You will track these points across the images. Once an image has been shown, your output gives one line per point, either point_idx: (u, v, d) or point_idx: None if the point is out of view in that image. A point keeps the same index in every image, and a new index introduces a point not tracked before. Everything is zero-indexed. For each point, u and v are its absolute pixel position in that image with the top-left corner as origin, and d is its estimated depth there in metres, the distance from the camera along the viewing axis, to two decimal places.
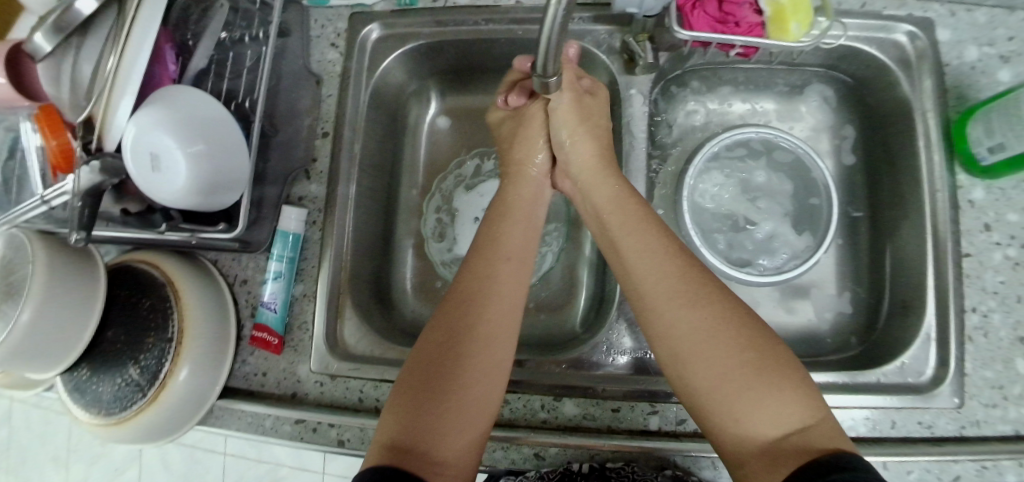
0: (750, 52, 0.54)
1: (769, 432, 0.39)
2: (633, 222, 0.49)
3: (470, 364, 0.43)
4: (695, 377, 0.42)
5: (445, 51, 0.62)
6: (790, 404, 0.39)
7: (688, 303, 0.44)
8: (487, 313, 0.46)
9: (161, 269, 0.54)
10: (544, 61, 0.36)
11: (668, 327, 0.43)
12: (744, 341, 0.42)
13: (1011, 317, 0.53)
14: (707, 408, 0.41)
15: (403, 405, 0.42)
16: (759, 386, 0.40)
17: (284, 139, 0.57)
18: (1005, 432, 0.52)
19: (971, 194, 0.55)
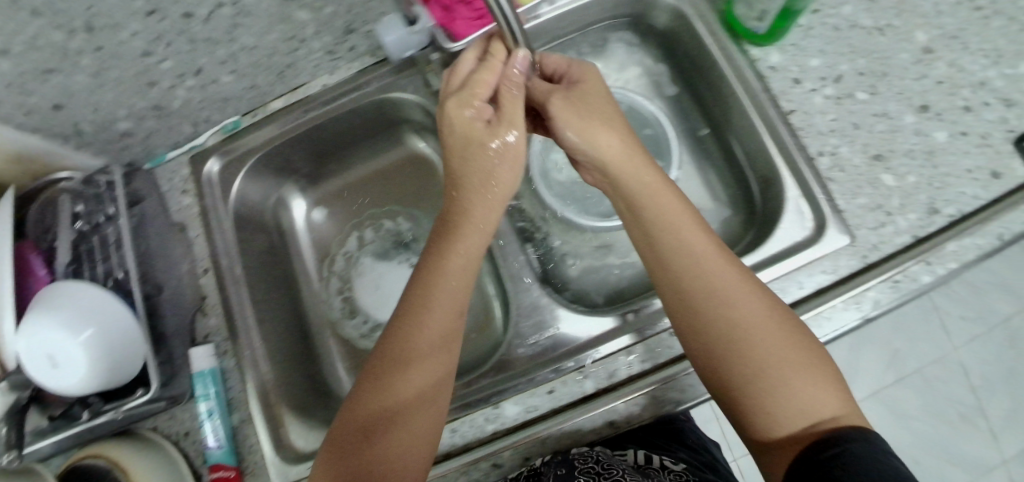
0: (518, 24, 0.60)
1: (800, 423, 0.43)
2: (669, 214, 0.49)
3: (438, 356, 0.46)
4: (732, 358, 0.45)
5: (283, 153, 0.66)
6: (824, 400, 0.43)
7: (750, 290, 0.47)
8: (444, 316, 0.46)
9: (105, 455, 0.56)
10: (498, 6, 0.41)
11: (741, 307, 0.46)
12: (795, 341, 0.45)
13: (857, 145, 0.57)
14: (741, 394, 0.45)
15: (340, 446, 0.44)
16: (801, 372, 0.44)
17: (170, 291, 0.61)
18: (903, 242, 0.56)
19: (769, 61, 0.59)
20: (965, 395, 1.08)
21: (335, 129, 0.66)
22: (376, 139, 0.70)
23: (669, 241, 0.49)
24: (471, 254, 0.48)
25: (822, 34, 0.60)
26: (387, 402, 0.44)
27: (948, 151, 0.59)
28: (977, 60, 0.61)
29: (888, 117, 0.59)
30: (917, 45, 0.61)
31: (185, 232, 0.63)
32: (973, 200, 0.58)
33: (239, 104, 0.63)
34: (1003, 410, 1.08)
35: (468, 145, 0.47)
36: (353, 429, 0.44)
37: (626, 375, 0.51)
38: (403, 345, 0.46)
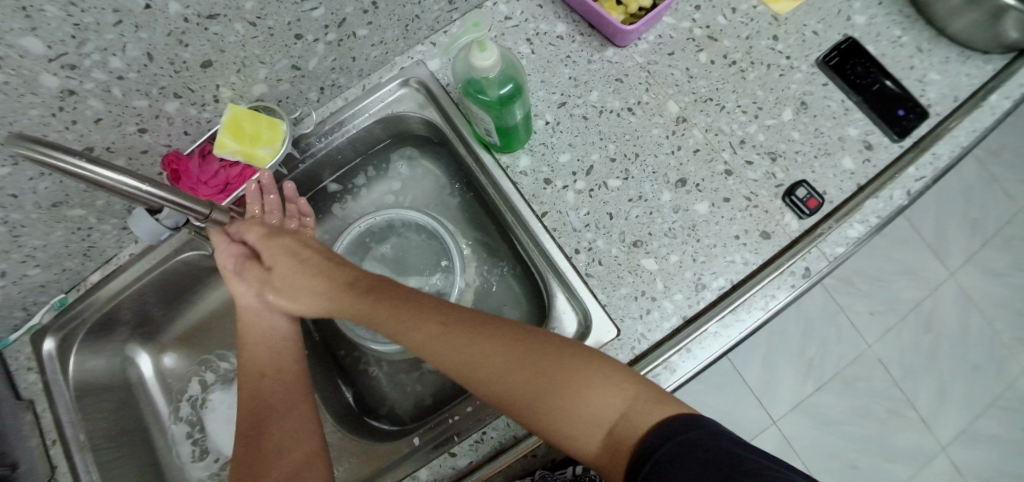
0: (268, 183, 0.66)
1: (605, 431, 0.41)
2: (389, 298, 0.52)
3: (283, 427, 0.50)
4: (513, 402, 0.44)
5: (115, 316, 0.71)
6: (609, 397, 0.42)
7: (484, 347, 0.47)
8: (274, 401, 0.51)
9: None
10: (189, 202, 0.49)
11: (483, 370, 0.46)
12: (547, 363, 0.45)
13: (614, 235, 0.58)
14: (548, 429, 0.43)
15: None
16: (573, 384, 0.43)
17: (23, 468, 0.66)
18: (668, 328, 0.56)
19: (518, 165, 0.60)
20: (891, 391, 1.08)
21: (154, 288, 0.72)
22: (199, 288, 0.77)
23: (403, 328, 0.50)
24: (267, 356, 0.55)
25: (572, 127, 0.61)
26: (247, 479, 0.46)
27: (711, 222, 0.59)
28: (736, 119, 0.62)
29: (645, 199, 0.59)
30: (671, 116, 0.62)
31: (32, 407, 0.68)
32: (743, 267, 0.58)
33: (61, 282, 0.69)
34: (930, 399, 1.08)
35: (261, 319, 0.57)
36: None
37: None
38: (246, 431, 0.50)
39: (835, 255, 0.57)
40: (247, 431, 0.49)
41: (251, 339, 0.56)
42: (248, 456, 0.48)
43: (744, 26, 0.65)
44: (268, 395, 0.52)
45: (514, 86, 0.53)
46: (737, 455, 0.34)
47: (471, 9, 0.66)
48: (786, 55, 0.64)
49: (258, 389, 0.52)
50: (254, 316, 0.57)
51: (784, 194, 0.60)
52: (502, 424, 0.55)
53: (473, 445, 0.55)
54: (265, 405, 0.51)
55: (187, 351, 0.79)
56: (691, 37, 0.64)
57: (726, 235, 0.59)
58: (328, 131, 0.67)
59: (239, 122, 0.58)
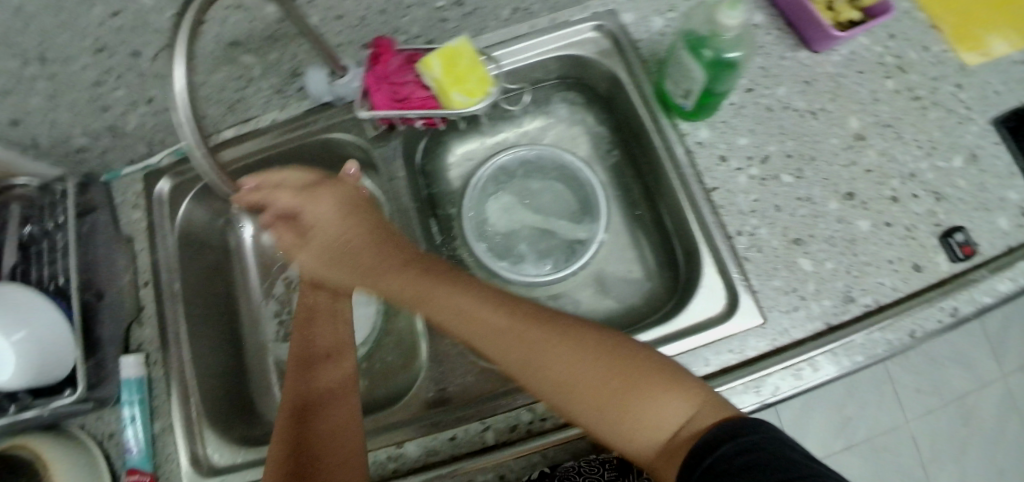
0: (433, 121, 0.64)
1: (660, 434, 0.42)
2: (412, 281, 0.56)
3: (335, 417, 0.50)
4: (572, 405, 0.45)
5: (234, 178, 0.70)
6: (664, 403, 0.43)
7: (531, 348, 0.48)
8: (327, 388, 0.54)
9: (28, 448, 0.58)
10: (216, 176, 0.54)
11: (541, 373, 0.47)
12: (605, 366, 0.45)
13: (776, 228, 0.59)
14: (611, 437, 0.44)
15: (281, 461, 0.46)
16: (632, 390, 0.44)
17: (109, 303, 0.64)
18: (813, 329, 0.57)
19: (697, 136, 0.60)
20: (915, 467, 1.10)
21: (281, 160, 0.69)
22: None
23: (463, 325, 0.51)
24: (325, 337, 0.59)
25: (755, 114, 0.61)
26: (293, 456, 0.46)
27: (870, 239, 0.59)
28: (910, 152, 0.62)
29: (812, 202, 0.60)
30: (850, 131, 0.62)
31: (129, 245, 0.66)
32: (891, 291, 0.58)
33: None
34: None
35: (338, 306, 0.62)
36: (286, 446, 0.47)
37: (524, 431, 0.55)
38: (299, 411, 0.51)
39: (982, 304, 0.57)
40: (298, 412, 0.50)
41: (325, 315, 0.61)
42: (298, 433, 0.48)
43: (931, 67, 0.65)
44: (325, 381, 0.54)
45: (739, 57, 0.52)
46: (794, 458, 0.34)
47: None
48: (966, 105, 0.63)
49: (315, 376, 0.55)
50: (325, 297, 0.63)
51: (941, 235, 0.59)
52: None
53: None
54: (318, 391, 0.53)
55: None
56: (882, 63, 0.65)
57: (883, 258, 0.59)
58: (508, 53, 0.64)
59: (458, 57, 0.56)
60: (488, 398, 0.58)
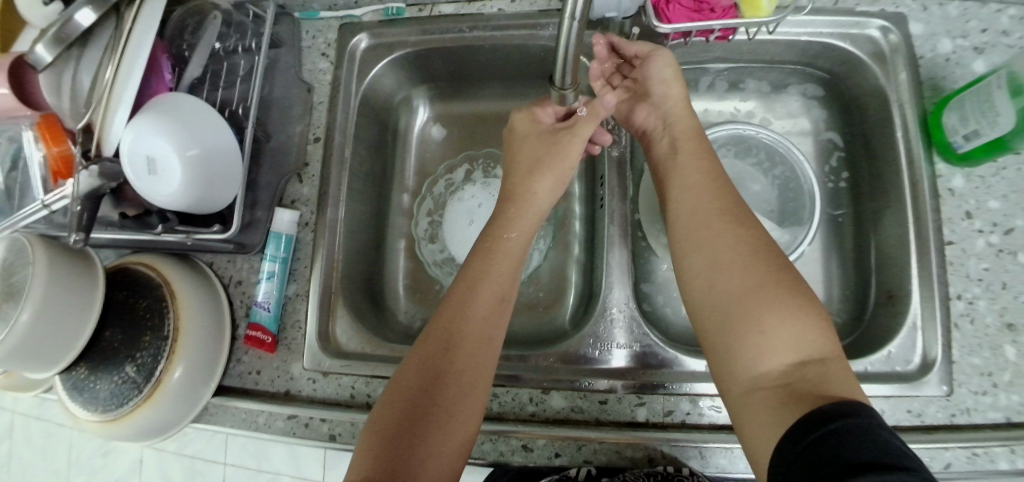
0: (728, 34, 0.54)
1: (803, 385, 0.37)
2: (692, 169, 0.50)
3: (464, 373, 0.44)
4: (736, 315, 0.42)
5: (432, 58, 0.64)
6: (818, 361, 0.38)
7: (740, 262, 0.43)
8: (473, 320, 0.46)
9: (157, 270, 0.56)
10: (562, 71, 0.38)
11: (727, 280, 0.43)
12: (791, 310, 0.40)
13: (996, 304, 0.55)
14: (736, 354, 0.41)
15: (397, 409, 0.43)
16: (794, 339, 0.39)
17: (276, 146, 0.60)
18: (997, 419, 0.53)
19: (951, 182, 0.55)
20: None
21: (490, 56, 0.64)
22: (506, 84, 0.69)
23: (677, 171, 0.50)
24: (502, 256, 0.50)
25: (1016, 180, 0.56)
26: (390, 437, 0.41)
27: None
28: None
29: None
30: None
31: (310, 94, 0.63)
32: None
33: None
34: None
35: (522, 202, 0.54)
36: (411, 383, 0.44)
37: (682, 420, 0.51)
38: (424, 365, 0.44)
39: None
40: (426, 364, 0.44)
41: (522, 217, 0.53)
42: (409, 396, 0.43)
43: None
44: (470, 323, 0.46)
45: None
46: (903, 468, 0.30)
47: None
48: None
49: (466, 315, 0.46)
50: (527, 221, 0.53)
51: None
52: None
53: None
54: (462, 322, 0.46)
55: (460, 133, 0.72)
56: None
57: None
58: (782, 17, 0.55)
59: None
60: (651, 372, 0.52)
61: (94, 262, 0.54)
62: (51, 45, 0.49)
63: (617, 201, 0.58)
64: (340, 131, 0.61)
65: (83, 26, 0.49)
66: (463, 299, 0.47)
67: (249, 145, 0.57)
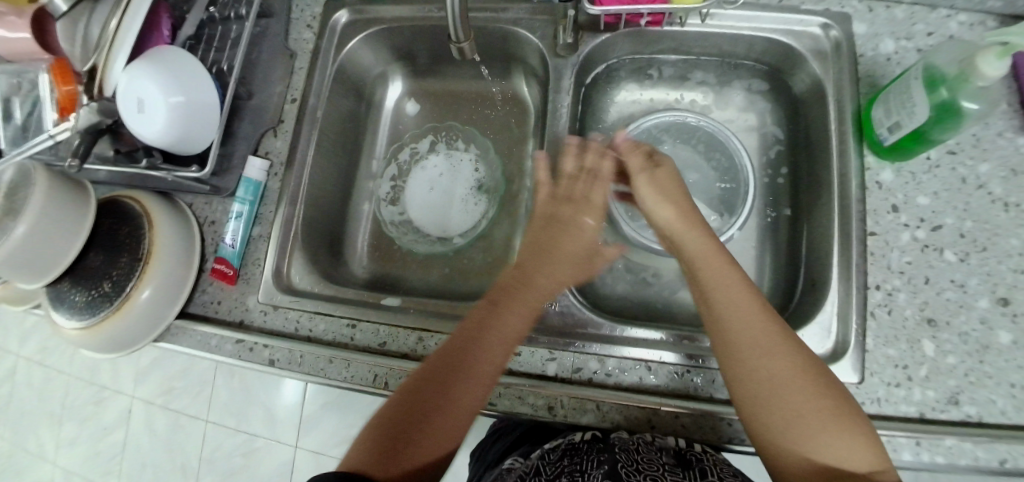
0: (659, 17, 0.59)
1: (828, 469, 0.40)
2: (716, 258, 0.50)
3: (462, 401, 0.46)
4: (776, 407, 0.42)
5: (404, 34, 0.69)
6: (859, 449, 0.40)
7: (768, 348, 0.44)
8: (473, 361, 0.47)
9: (141, 203, 0.63)
10: (454, 25, 0.44)
11: (756, 371, 0.44)
12: (828, 404, 0.41)
13: (917, 298, 0.55)
14: (773, 444, 0.42)
15: (384, 433, 0.44)
16: (823, 426, 0.41)
17: (257, 103, 0.67)
18: (910, 414, 0.52)
19: (880, 176, 0.57)
20: None
21: None
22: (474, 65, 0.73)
23: (698, 254, 0.51)
24: (518, 299, 0.50)
25: (946, 178, 0.57)
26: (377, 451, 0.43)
27: (1003, 355, 0.53)
28: None
29: (964, 290, 0.55)
30: None
31: (291, 60, 0.69)
32: (998, 414, 0.52)
33: None
34: None
35: (543, 248, 0.53)
36: (402, 412, 0.45)
37: (588, 378, 0.54)
38: (418, 386, 0.46)
39: None
40: (424, 381, 0.46)
41: (534, 249, 0.54)
42: (409, 412, 0.45)
43: None
44: (475, 361, 0.47)
45: (972, 108, 0.47)
46: None
47: (927, 3, 0.59)
48: None
49: (473, 355, 0.47)
50: (559, 259, 0.53)
51: None
52: (710, 376, 0.52)
53: (671, 374, 0.53)
54: (460, 364, 0.46)
55: (432, 109, 0.77)
56: None
57: (1004, 377, 0.53)
58: (719, 10, 0.59)
59: None
60: (564, 330, 0.56)
61: (87, 190, 0.61)
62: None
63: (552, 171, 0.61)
64: (314, 95, 0.67)
65: None
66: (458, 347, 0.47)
67: (229, 100, 0.63)
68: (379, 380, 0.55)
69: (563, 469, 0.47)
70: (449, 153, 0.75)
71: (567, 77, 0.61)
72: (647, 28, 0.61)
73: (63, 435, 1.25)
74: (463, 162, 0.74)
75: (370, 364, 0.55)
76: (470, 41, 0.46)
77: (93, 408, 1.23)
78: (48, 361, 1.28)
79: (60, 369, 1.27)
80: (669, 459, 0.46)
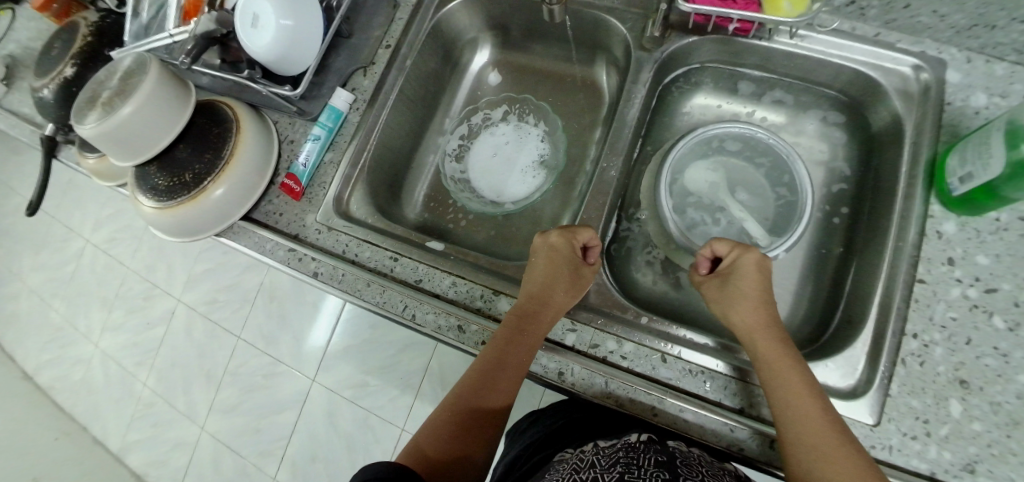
0: (748, 27, 0.59)
1: None
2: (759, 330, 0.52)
3: (499, 399, 0.53)
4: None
5: (498, 3, 0.72)
6: None
7: (811, 426, 0.45)
8: (508, 368, 0.53)
9: (234, 110, 0.69)
10: None
11: (800, 448, 0.45)
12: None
13: (954, 357, 0.53)
14: None
15: (438, 428, 0.52)
16: None
17: (354, 42, 0.72)
18: (920, 470, 0.50)
19: (942, 226, 0.55)
20: None
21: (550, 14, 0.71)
22: (561, 48, 0.76)
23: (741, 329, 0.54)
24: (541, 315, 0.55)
25: (1015, 245, 0.55)
26: (443, 434, 0.52)
27: None
28: None
29: (1006, 360, 0.52)
30: None
31: (392, 9, 0.73)
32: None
33: None
34: None
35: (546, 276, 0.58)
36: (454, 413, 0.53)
37: (602, 355, 0.55)
38: (479, 377, 0.54)
39: None
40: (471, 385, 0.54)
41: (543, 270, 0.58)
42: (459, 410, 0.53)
43: None
44: (508, 364, 0.53)
45: None
46: None
47: None
48: None
49: (505, 359, 0.53)
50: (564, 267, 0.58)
51: None
52: (721, 381, 0.53)
53: (683, 370, 0.53)
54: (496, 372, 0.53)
55: (510, 82, 0.80)
56: None
57: None
58: (811, 32, 0.60)
59: None
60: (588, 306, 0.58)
61: (188, 88, 0.68)
62: None
63: (608, 152, 0.63)
64: (407, 44, 0.71)
65: None
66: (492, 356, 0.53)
67: (331, 33, 0.68)
68: (408, 311, 0.58)
69: (621, 460, 0.48)
70: (517, 125, 0.78)
71: (646, 71, 0.63)
72: (734, 35, 0.61)
73: (109, 321, 1.36)
74: (531, 136, 0.77)
75: (404, 294, 0.59)
76: (561, 4, 0.56)
77: (142, 302, 1.34)
78: (112, 252, 1.40)
79: (120, 260, 1.38)
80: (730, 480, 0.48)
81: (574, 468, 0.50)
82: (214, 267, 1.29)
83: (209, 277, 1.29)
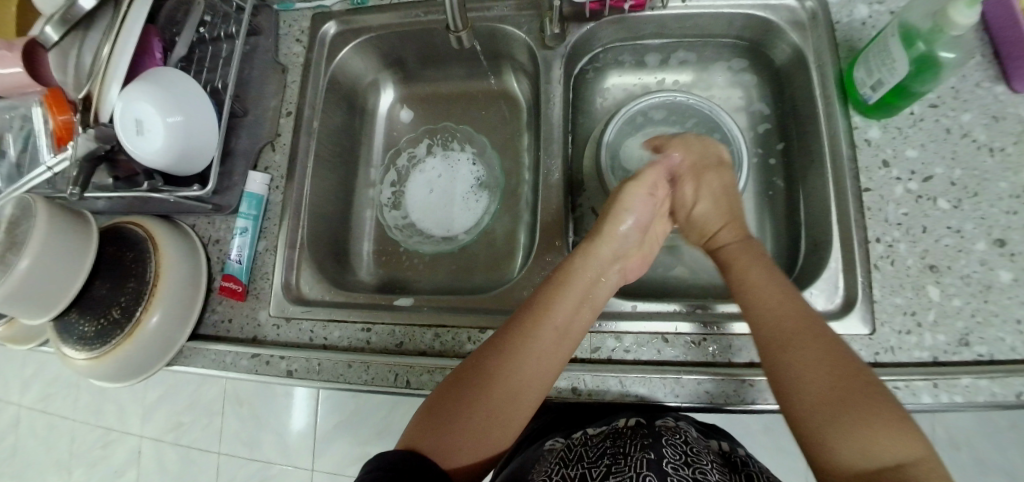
0: (641, 2, 0.61)
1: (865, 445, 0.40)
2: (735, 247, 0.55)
3: (509, 390, 0.47)
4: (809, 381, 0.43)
5: (391, 40, 0.70)
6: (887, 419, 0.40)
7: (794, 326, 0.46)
8: (524, 354, 0.48)
9: (145, 227, 0.63)
10: (451, 15, 0.50)
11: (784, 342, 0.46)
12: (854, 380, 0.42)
13: (917, 247, 0.56)
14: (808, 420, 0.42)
15: (430, 419, 0.47)
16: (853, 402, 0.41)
17: (251, 120, 0.68)
18: (923, 359, 0.53)
19: (867, 133, 0.58)
20: None
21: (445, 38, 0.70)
22: (465, 67, 0.75)
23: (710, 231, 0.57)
24: (568, 305, 0.51)
25: (932, 130, 0.58)
26: (433, 424, 0.46)
27: (1007, 293, 0.53)
28: None
29: (961, 235, 0.55)
30: None
31: (283, 74, 0.69)
32: (1008, 351, 0.52)
33: None
34: None
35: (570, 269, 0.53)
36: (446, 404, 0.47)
37: (606, 356, 0.54)
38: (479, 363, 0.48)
39: None
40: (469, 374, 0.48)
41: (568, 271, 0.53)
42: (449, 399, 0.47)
43: None
44: (520, 350, 0.48)
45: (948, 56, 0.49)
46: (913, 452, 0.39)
47: None
48: None
49: (518, 346, 0.48)
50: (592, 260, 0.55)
51: None
52: (725, 342, 0.53)
53: (688, 344, 0.53)
54: (506, 359, 0.48)
55: (425, 114, 0.78)
56: None
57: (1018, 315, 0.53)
58: None
59: None
60: None
61: (88, 219, 0.61)
62: (58, 26, 0.60)
63: (547, 156, 0.62)
64: (310, 107, 0.68)
65: (83, 8, 0.60)
66: (502, 345, 0.49)
67: (227, 118, 0.64)
68: (400, 378, 0.55)
69: (607, 451, 0.46)
70: (445, 153, 0.76)
71: (557, 68, 0.63)
72: (629, 13, 0.62)
73: None
74: (462, 160, 0.75)
75: (390, 363, 0.55)
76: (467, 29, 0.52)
77: (101, 451, 1.20)
78: (50, 410, 1.25)
79: (62, 415, 1.24)
80: (717, 459, 0.47)
81: (560, 459, 0.48)
82: (169, 390, 1.17)
83: (166, 402, 1.17)
